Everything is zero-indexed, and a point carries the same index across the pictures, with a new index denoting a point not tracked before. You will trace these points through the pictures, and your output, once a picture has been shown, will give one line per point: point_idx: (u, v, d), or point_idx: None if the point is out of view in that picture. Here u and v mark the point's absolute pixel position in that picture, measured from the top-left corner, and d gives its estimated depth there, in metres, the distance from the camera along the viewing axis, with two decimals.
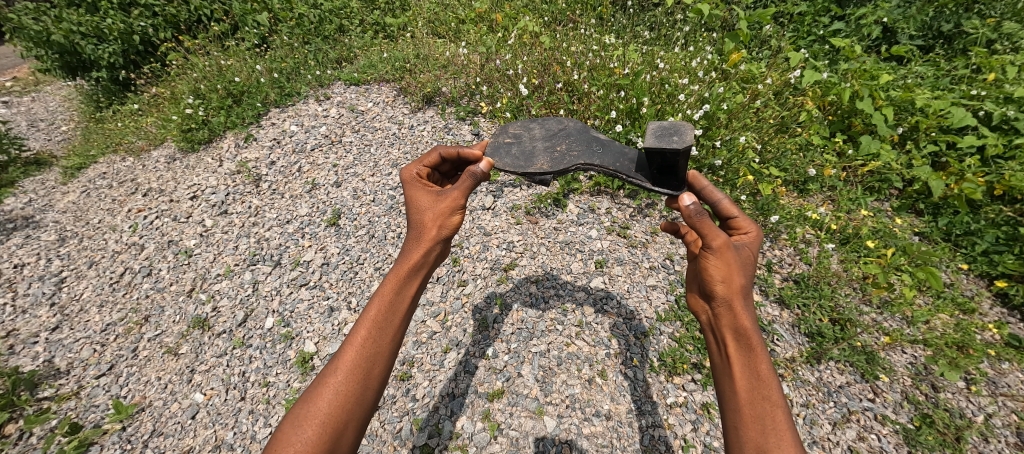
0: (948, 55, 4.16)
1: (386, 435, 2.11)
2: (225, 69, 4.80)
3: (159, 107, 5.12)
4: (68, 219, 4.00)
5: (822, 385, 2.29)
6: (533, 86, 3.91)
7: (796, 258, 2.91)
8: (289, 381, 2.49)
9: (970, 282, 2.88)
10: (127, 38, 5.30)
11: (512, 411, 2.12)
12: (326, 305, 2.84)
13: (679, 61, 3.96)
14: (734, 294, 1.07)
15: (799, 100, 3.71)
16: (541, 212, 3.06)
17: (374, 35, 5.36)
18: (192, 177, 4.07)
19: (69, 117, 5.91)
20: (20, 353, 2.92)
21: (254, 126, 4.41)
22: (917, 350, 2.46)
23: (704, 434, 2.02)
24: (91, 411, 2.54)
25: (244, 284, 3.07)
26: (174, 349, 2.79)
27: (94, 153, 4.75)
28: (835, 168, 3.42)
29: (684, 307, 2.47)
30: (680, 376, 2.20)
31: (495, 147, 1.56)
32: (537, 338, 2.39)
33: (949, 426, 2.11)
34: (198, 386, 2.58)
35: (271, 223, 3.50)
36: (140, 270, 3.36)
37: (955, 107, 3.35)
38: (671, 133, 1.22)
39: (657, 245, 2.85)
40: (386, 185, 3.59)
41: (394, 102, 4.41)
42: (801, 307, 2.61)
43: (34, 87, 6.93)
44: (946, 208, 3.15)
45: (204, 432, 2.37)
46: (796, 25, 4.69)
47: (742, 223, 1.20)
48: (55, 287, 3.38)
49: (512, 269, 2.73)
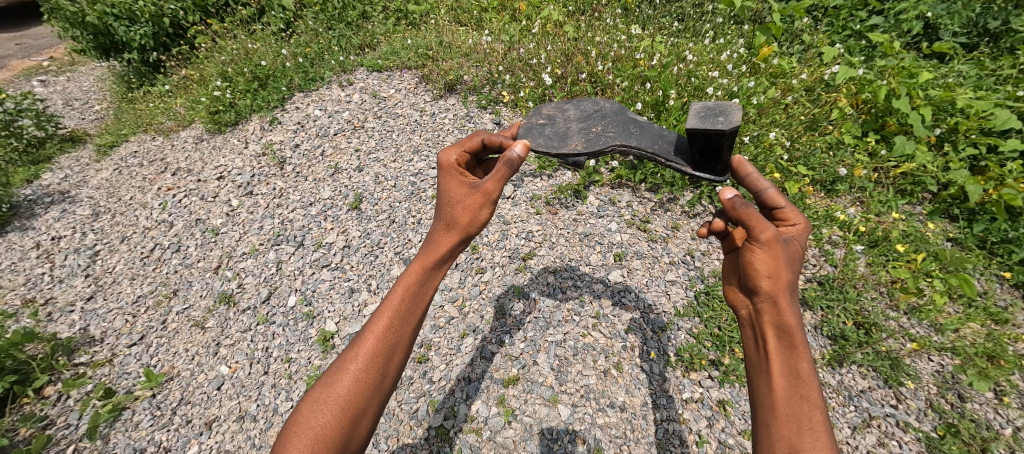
0: (992, 54, 3.96)
1: (403, 415, 2.15)
2: (252, 53, 4.89)
3: (187, 89, 5.25)
4: (101, 196, 4.16)
5: (843, 389, 2.25)
6: (556, 76, 3.86)
7: (821, 259, 2.84)
8: (311, 358, 2.56)
9: (1004, 292, 2.76)
10: (157, 20, 5.41)
11: (527, 398, 2.14)
12: (347, 286, 2.90)
13: (707, 53, 3.90)
14: (780, 289, 1.03)
15: (832, 97, 3.61)
16: (561, 203, 3.06)
17: (397, 22, 5.37)
18: (219, 158, 4.18)
19: (101, 97, 6.10)
20: (58, 320, 3.07)
21: (279, 110, 4.49)
22: (945, 358, 2.39)
23: (719, 430, 2.00)
24: (123, 378, 2.67)
25: (268, 263, 3.16)
26: (201, 323, 2.90)
27: (127, 132, 4.92)
28: (867, 168, 3.30)
29: (704, 304, 2.44)
30: (696, 372, 2.19)
31: (529, 127, 1.58)
32: (554, 328, 2.40)
33: (974, 437, 2.05)
34: (223, 359, 2.67)
35: (295, 204, 3.57)
36: (170, 246, 3.48)
37: (999, 109, 3.20)
38: (716, 115, 1.22)
39: (678, 241, 2.82)
40: (406, 171, 3.61)
41: (416, 89, 4.42)
42: (824, 309, 2.55)
43: (69, 67, 7.18)
44: (982, 214, 3.03)
45: (229, 403, 2.46)
46: (831, 19, 4.54)
47: (790, 214, 1.16)
48: (89, 260, 3.53)
49: (530, 258, 2.74)
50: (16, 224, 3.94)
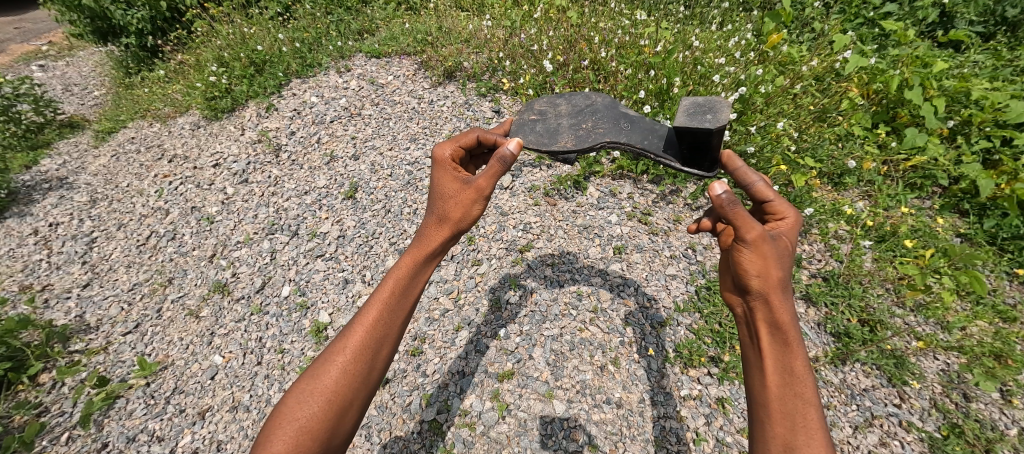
0: (1010, 44, 3.85)
1: (396, 408, 2.13)
2: (249, 39, 4.83)
3: (184, 74, 5.19)
4: (99, 182, 4.12)
5: (845, 387, 2.19)
6: (558, 63, 3.76)
7: (826, 254, 2.75)
8: (304, 349, 2.52)
9: (1014, 290, 2.68)
10: (154, 4, 5.35)
11: (521, 393, 2.10)
12: (341, 277, 2.84)
13: (714, 41, 3.80)
14: (770, 286, 0.97)
15: (842, 87, 3.53)
16: (560, 194, 2.99)
17: (397, 7, 5.29)
18: (215, 145, 4.12)
19: (100, 82, 6.04)
20: (54, 307, 3.04)
21: (276, 96, 4.41)
22: (951, 357, 2.33)
23: (717, 428, 1.96)
24: (118, 366, 2.66)
25: (262, 252, 3.11)
26: (196, 312, 2.87)
27: (124, 117, 4.87)
28: (876, 161, 3.24)
29: (705, 299, 2.39)
30: (695, 368, 2.15)
31: (520, 124, 1.53)
32: (550, 322, 2.35)
33: (978, 438, 2.00)
34: (217, 349, 2.65)
35: (290, 193, 3.51)
36: (165, 233, 3.45)
37: (1015, 100, 3.11)
38: (705, 112, 1.18)
39: (679, 234, 2.76)
40: (403, 160, 3.53)
41: (415, 76, 4.32)
42: (828, 305, 2.48)
43: (68, 52, 7.10)
44: (993, 210, 2.95)
45: (223, 393, 2.43)
46: (843, 5, 4.40)
47: (779, 207, 1.10)
48: (86, 247, 3.51)
49: (528, 250, 2.68)
50: (14, 210, 3.90)
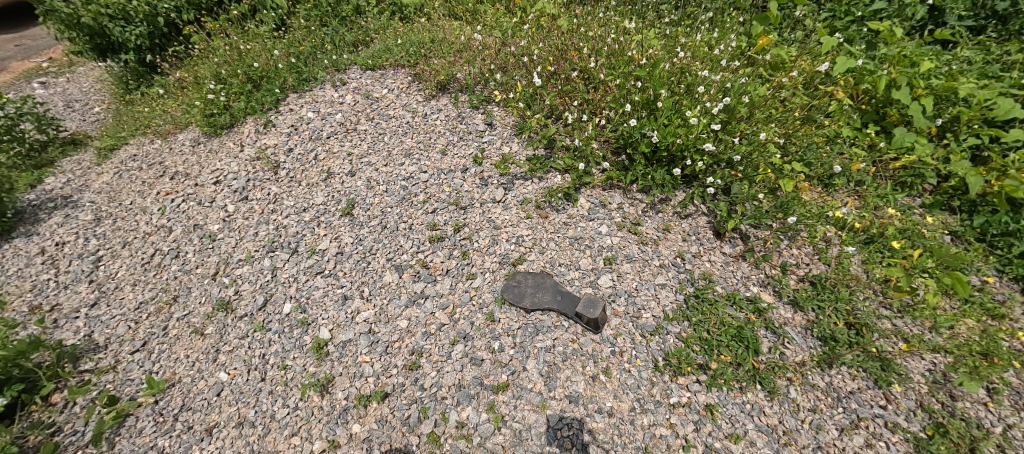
0: (999, 38, 3.88)
1: (395, 422, 2.20)
2: (245, 54, 4.92)
3: (183, 90, 5.27)
4: (102, 200, 4.21)
5: (831, 390, 2.24)
6: (548, 74, 3.85)
7: (814, 258, 2.80)
8: (306, 365, 2.57)
9: (1002, 286, 2.72)
10: (151, 19, 5.38)
11: (516, 404, 2.17)
12: (340, 293, 2.89)
13: (702, 48, 3.87)
14: None
15: (830, 90, 3.59)
16: (552, 206, 3.10)
17: (390, 17, 5.38)
18: (215, 162, 4.20)
19: (102, 98, 6.14)
20: (64, 326, 3.13)
21: (273, 112, 4.48)
22: (937, 357, 2.38)
23: (706, 434, 2.04)
24: (127, 384, 2.73)
25: (264, 270, 3.19)
26: (201, 329, 2.94)
27: (126, 134, 4.95)
28: (864, 161, 3.29)
29: (694, 307, 2.48)
30: (684, 376, 2.23)
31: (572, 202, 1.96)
32: (543, 334, 2.43)
33: (963, 437, 2.03)
34: (222, 365, 2.71)
35: (289, 210, 3.59)
36: (169, 252, 3.53)
37: (1003, 97, 3.10)
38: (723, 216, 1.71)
39: (668, 243, 2.86)
40: (398, 175, 3.60)
41: (409, 88, 4.38)
42: (815, 310, 2.53)
43: (68, 68, 7.19)
44: (983, 206, 2.97)
45: (228, 409, 2.49)
46: (834, 4, 4.45)
47: None
48: (93, 266, 3.59)
49: (520, 263, 2.78)
50: (20, 230, 3.98)
